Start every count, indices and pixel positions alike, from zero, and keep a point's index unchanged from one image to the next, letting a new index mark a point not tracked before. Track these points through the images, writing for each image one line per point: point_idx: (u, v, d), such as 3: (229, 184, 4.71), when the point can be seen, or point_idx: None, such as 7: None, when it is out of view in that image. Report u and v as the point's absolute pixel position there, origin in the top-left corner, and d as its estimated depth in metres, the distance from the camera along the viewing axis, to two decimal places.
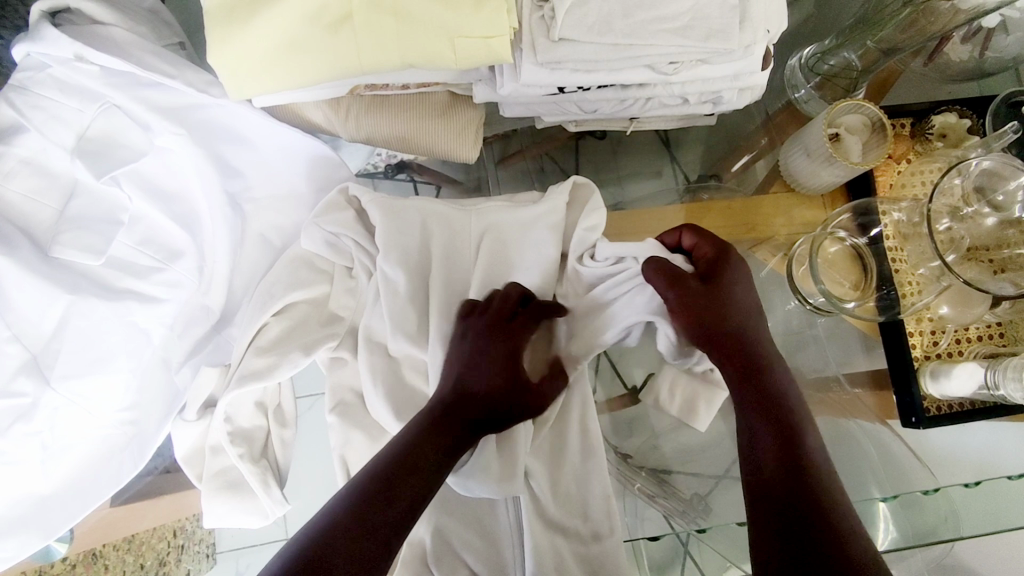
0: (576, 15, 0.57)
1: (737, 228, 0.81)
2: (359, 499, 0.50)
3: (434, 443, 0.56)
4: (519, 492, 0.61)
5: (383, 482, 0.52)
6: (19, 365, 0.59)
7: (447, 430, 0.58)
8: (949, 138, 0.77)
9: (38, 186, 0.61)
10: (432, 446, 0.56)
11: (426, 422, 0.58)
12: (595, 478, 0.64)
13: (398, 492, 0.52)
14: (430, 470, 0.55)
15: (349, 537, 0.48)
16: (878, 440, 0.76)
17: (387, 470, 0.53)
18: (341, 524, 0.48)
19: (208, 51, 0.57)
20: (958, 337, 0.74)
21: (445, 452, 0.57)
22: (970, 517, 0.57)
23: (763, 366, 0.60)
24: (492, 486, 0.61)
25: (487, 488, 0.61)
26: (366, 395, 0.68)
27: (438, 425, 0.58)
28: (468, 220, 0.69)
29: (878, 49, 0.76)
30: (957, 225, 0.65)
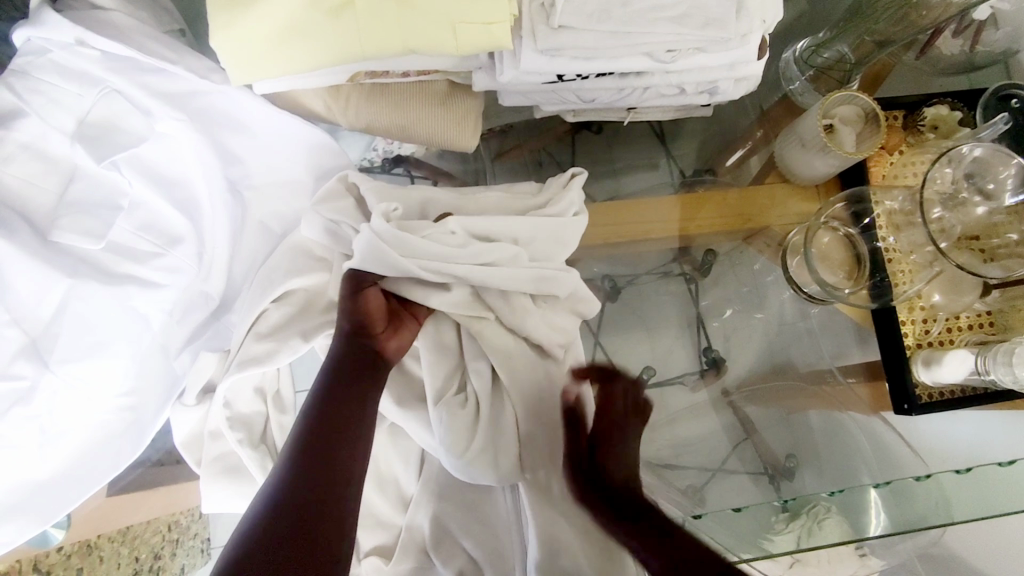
0: (575, 3, 0.58)
1: (728, 219, 0.84)
2: (288, 505, 0.55)
3: (340, 413, 0.61)
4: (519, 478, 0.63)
5: (303, 477, 0.57)
6: (18, 348, 0.59)
7: (348, 423, 0.61)
8: (940, 130, 0.78)
9: (38, 171, 0.61)
10: (336, 445, 0.60)
11: (329, 398, 0.62)
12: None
13: (326, 481, 0.57)
14: (348, 442, 0.60)
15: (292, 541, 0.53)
16: (869, 429, 0.79)
17: (304, 466, 0.58)
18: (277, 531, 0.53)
19: (211, 32, 0.56)
20: (949, 326, 0.75)
21: (358, 419, 0.62)
22: (960, 501, 0.58)
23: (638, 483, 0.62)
24: (493, 472, 0.63)
25: (487, 475, 0.63)
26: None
27: (341, 396, 0.62)
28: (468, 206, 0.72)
29: (872, 42, 0.76)
30: (948, 215, 0.66)
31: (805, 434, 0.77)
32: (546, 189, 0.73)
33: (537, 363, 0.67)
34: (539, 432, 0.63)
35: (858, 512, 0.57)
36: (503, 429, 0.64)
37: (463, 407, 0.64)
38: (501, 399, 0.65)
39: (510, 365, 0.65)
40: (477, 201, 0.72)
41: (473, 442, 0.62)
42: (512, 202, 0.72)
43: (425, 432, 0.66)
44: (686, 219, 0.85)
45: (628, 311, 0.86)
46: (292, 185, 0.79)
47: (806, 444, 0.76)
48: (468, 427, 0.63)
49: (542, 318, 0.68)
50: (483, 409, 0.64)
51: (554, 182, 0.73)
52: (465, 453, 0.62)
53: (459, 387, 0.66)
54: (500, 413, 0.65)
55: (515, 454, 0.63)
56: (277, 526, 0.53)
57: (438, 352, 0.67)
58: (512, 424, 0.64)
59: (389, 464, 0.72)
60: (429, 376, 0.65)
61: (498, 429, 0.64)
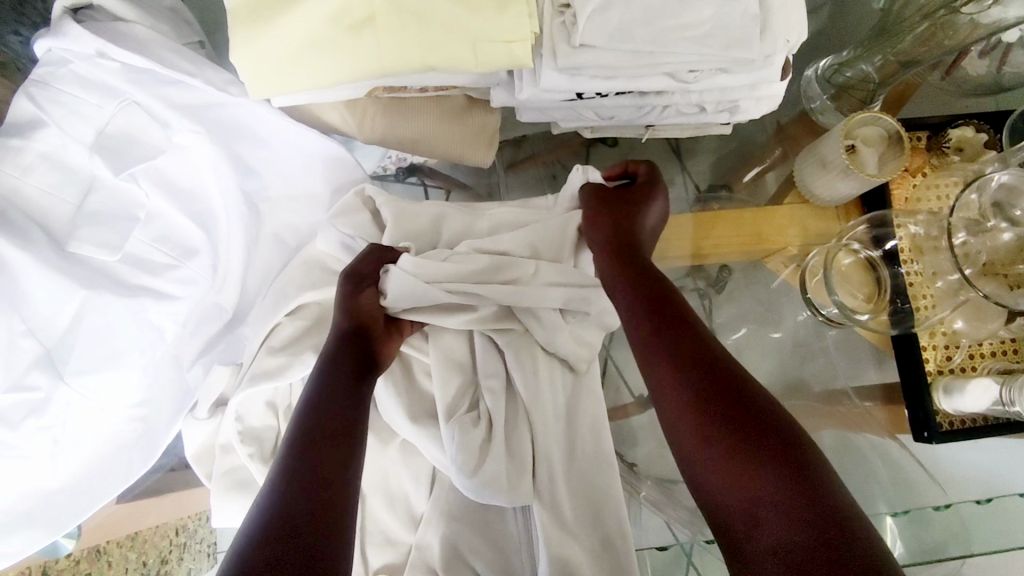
0: (599, 22, 0.57)
1: (747, 239, 0.82)
2: (296, 496, 0.47)
3: (333, 409, 0.56)
4: (532, 500, 0.62)
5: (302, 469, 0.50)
6: (32, 360, 0.58)
7: (341, 420, 0.55)
8: (965, 152, 0.76)
9: (55, 182, 0.61)
10: (332, 440, 0.53)
11: (327, 392, 0.57)
12: (616, 499, 0.62)
13: (328, 468, 0.50)
14: (347, 434, 0.54)
15: (312, 530, 0.45)
16: (886, 453, 0.76)
17: (305, 458, 0.51)
18: (289, 521, 0.45)
19: (232, 50, 0.57)
20: (971, 352, 0.73)
21: (356, 414, 0.57)
22: (982, 533, 0.56)
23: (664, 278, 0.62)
24: (505, 495, 0.61)
25: (499, 498, 0.61)
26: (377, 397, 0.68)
27: (339, 390, 0.58)
28: (478, 220, 0.72)
29: (897, 62, 0.74)
30: (973, 240, 0.64)
31: None
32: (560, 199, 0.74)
33: (555, 378, 0.67)
34: (555, 450, 0.63)
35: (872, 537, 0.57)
36: (519, 450, 0.63)
37: (476, 425, 0.63)
38: (516, 418, 0.65)
39: (526, 386, 0.64)
40: (488, 215, 0.72)
41: (485, 462, 0.61)
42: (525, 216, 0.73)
43: (435, 448, 0.64)
44: (701, 238, 0.83)
45: None
46: (305, 196, 0.79)
47: None
48: (479, 445, 0.62)
49: (569, 333, 0.67)
50: (497, 425, 0.63)
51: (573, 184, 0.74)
52: (474, 476, 0.61)
53: (470, 404, 0.65)
54: (515, 431, 0.64)
55: (530, 474, 0.63)
56: (288, 517, 0.46)
57: (450, 367, 0.66)
58: (528, 444, 0.63)
59: (399, 479, 0.71)
60: (440, 391, 0.64)
61: (512, 447, 0.63)
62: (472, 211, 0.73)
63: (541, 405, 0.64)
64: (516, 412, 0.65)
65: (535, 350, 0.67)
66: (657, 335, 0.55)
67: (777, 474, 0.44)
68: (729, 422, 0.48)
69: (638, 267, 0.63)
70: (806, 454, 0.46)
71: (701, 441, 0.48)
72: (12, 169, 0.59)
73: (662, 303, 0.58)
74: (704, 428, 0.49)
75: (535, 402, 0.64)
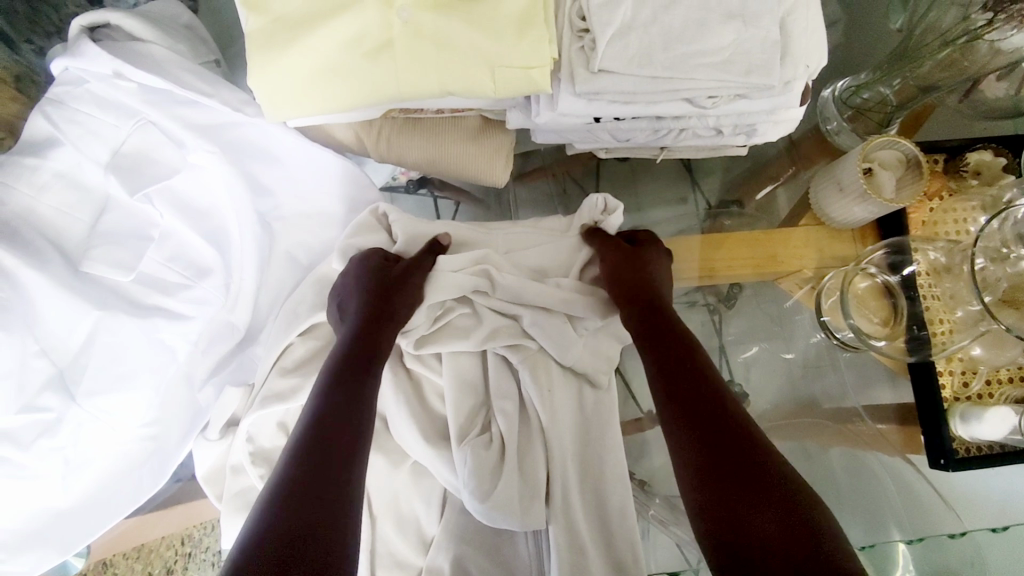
0: (617, 47, 0.57)
1: (760, 260, 0.81)
2: (300, 484, 0.49)
3: (343, 398, 0.57)
4: (543, 524, 0.61)
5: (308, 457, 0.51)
6: (45, 380, 0.58)
7: (349, 408, 0.56)
8: (983, 176, 0.75)
9: (71, 201, 0.61)
10: (338, 428, 0.54)
11: (339, 380, 0.59)
12: (631, 529, 0.61)
13: (334, 460, 0.52)
14: (355, 424, 0.55)
15: (316, 518, 0.47)
16: (896, 473, 0.75)
17: (313, 451, 0.52)
18: (296, 510, 0.47)
19: (249, 73, 0.56)
20: (990, 379, 0.72)
21: (362, 400, 0.57)
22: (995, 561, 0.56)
23: (678, 332, 0.64)
24: (515, 518, 0.61)
25: (510, 522, 0.60)
26: (389, 419, 0.66)
27: (348, 378, 0.59)
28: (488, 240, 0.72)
29: (915, 86, 0.73)
30: (993, 266, 0.64)
31: (826, 474, 0.74)
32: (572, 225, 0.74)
33: (571, 401, 0.66)
34: (570, 476, 0.62)
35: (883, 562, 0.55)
36: (533, 474, 0.62)
37: (488, 448, 0.62)
38: (530, 440, 0.64)
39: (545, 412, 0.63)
40: (502, 236, 0.72)
41: (498, 485, 0.60)
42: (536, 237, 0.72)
43: (446, 469, 0.64)
44: (706, 259, 0.82)
45: None
46: (319, 217, 0.78)
47: (827, 483, 0.73)
48: (491, 468, 0.62)
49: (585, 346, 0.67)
50: (509, 449, 0.62)
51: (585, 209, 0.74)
52: (485, 500, 0.60)
53: (483, 425, 0.64)
54: (529, 453, 0.63)
55: (542, 499, 0.62)
56: (292, 506, 0.47)
57: (462, 390, 0.64)
58: (542, 465, 0.63)
59: (406, 499, 0.70)
60: (451, 413, 0.63)
61: (524, 472, 0.62)
62: (483, 230, 0.73)
63: (558, 425, 0.63)
64: (529, 434, 0.64)
65: (551, 368, 0.66)
66: (665, 375, 0.59)
67: (765, 502, 0.48)
68: (723, 454, 0.52)
69: (653, 317, 0.65)
70: (792, 489, 0.49)
71: (700, 470, 0.52)
72: (27, 188, 0.59)
73: (672, 345, 0.62)
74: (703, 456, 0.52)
75: (550, 423, 0.63)
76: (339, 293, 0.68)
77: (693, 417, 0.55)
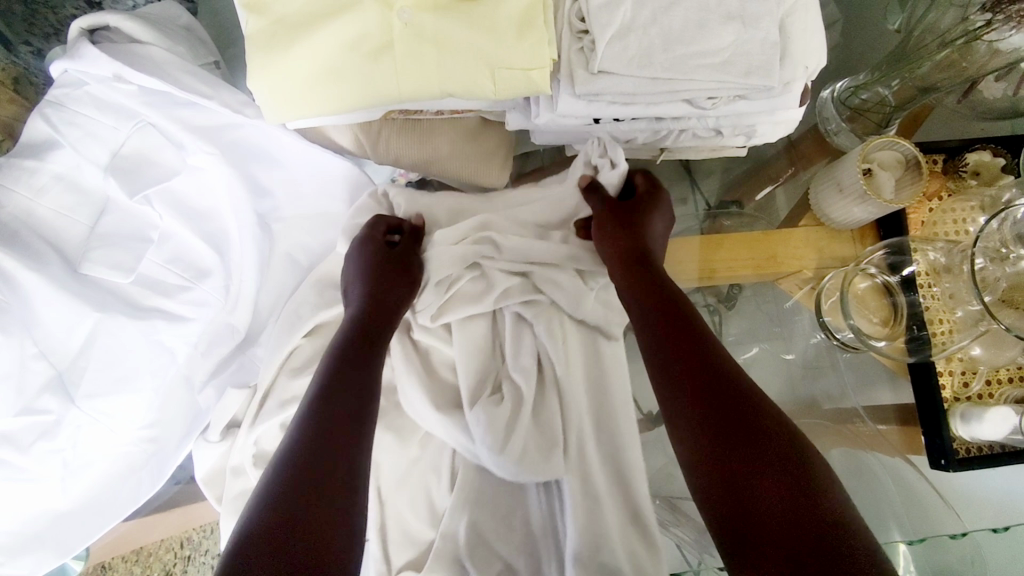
0: (617, 49, 0.57)
1: (760, 259, 0.81)
2: (300, 466, 0.48)
3: (347, 382, 0.56)
4: (563, 473, 0.61)
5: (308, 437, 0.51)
6: (45, 381, 0.58)
7: (353, 393, 0.56)
8: (983, 177, 0.75)
9: (70, 203, 0.61)
10: (341, 413, 0.53)
11: (341, 363, 0.58)
12: (641, 508, 0.61)
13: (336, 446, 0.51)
14: (359, 410, 0.54)
15: (314, 502, 0.47)
16: (896, 473, 0.75)
17: (314, 435, 0.51)
18: (296, 504, 0.46)
19: (249, 74, 0.56)
20: (989, 379, 0.72)
21: (367, 384, 0.57)
22: (994, 559, 0.56)
23: (674, 294, 0.61)
24: (534, 470, 0.61)
25: (532, 473, 0.60)
26: (400, 389, 0.66)
27: (350, 361, 0.58)
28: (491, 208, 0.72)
29: (914, 87, 0.73)
30: (993, 267, 0.64)
31: None
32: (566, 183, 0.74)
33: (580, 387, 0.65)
34: (585, 434, 0.63)
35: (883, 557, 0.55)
36: (548, 426, 0.62)
37: (501, 404, 0.62)
38: (543, 394, 0.64)
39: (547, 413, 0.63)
40: (503, 202, 0.73)
41: (514, 438, 0.60)
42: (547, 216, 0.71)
43: (460, 434, 0.63)
44: (706, 260, 0.82)
45: None
46: (319, 217, 0.78)
47: None
48: (505, 423, 0.61)
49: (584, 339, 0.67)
50: (523, 403, 0.62)
51: (584, 153, 0.69)
52: (503, 454, 0.60)
53: (493, 387, 0.64)
54: (545, 407, 0.63)
55: (560, 449, 0.61)
56: (290, 488, 0.47)
57: (474, 351, 0.64)
58: (557, 419, 0.62)
59: None
60: (463, 371, 0.63)
61: (540, 424, 0.62)
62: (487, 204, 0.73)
63: (570, 383, 0.63)
64: (545, 389, 0.64)
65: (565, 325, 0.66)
66: (662, 347, 0.56)
67: (776, 483, 0.46)
68: (728, 431, 0.50)
69: (645, 281, 0.62)
70: (801, 464, 0.47)
71: (705, 450, 0.50)
72: (25, 190, 0.59)
73: (667, 311, 0.59)
74: (706, 435, 0.50)
75: (566, 374, 0.63)
76: (347, 278, 0.69)
77: (694, 393, 0.52)
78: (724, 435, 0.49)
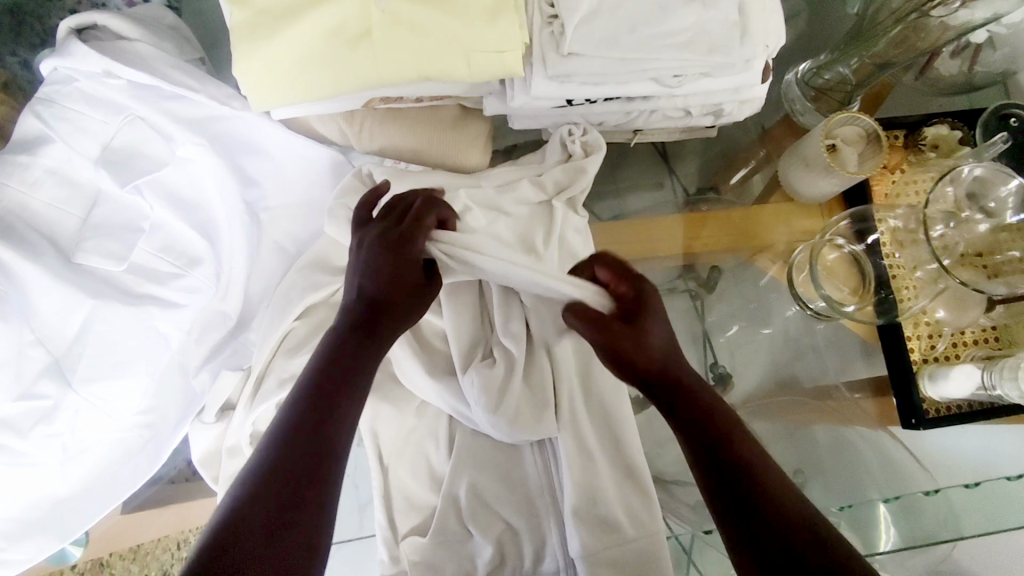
0: (585, 31, 0.60)
1: (735, 237, 0.85)
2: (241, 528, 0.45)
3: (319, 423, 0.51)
4: (555, 432, 0.65)
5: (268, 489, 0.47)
6: (42, 367, 0.61)
7: (318, 440, 0.50)
8: (941, 149, 0.79)
9: (63, 196, 0.63)
10: (298, 463, 0.49)
11: (313, 396, 0.52)
12: (634, 463, 0.66)
13: (287, 507, 0.47)
14: (321, 461, 0.50)
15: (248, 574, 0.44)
16: (878, 445, 0.81)
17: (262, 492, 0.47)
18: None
19: (235, 63, 0.59)
20: (954, 341, 0.75)
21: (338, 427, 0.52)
22: (969, 518, 0.56)
23: (708, 406, 0.51)
24: (528, 429, 0.65)
25: (528, 432, 0.65)
26: (396, 361, 0.71)
27: (324, 394, 0.52)
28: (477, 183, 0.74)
29: (872, 64, 0.77)
30: (951, 232, 0.67)
31: (812, 450, 0.80)
32: (548, 152, 0.76)
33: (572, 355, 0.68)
34: (576, 394, 0.67)
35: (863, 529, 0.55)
36: (540, 386, 0.66)
37: (493, 367, 0.67)
38: (533, 357, 0.67)
39: (539, 376, 0.67)
40: (489, 177, 0.74)
41: (506, 401, 0.65)
42: (530, 196, 0.73)
43: (456, 400, 0.69)
44: (689, 239, 0.86)
45: None
46: (306, 208, 0.79)
47: (813, 459, 0.79)
48: (500, 384, 0.66)
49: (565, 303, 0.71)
50: (516, 367, 0.66)
51: (557, 134, 0.74)
52: (495, 415, 0.65)
53: (485, 352, 0.69)
54: (536, 368, 0.67)
55: (552, 410, 0.66)
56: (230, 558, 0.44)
57: (465, 324, 0.69)
58: (549, 381, 0.66)
59: (398, 481, 0.72)
60: (456, 340, 0.69)
61: (532, 383, 0.67)
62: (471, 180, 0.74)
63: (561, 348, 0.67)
64: (535, 354, 0.67)
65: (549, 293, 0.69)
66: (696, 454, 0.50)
67: None
68: (777, 535, 0.46)
69: (675, 406, 0.51)
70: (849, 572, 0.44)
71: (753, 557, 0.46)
72: (20, 184, 0.61)
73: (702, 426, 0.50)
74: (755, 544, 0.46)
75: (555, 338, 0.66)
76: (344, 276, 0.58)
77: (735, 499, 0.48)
78: (769, 537, 0.46)
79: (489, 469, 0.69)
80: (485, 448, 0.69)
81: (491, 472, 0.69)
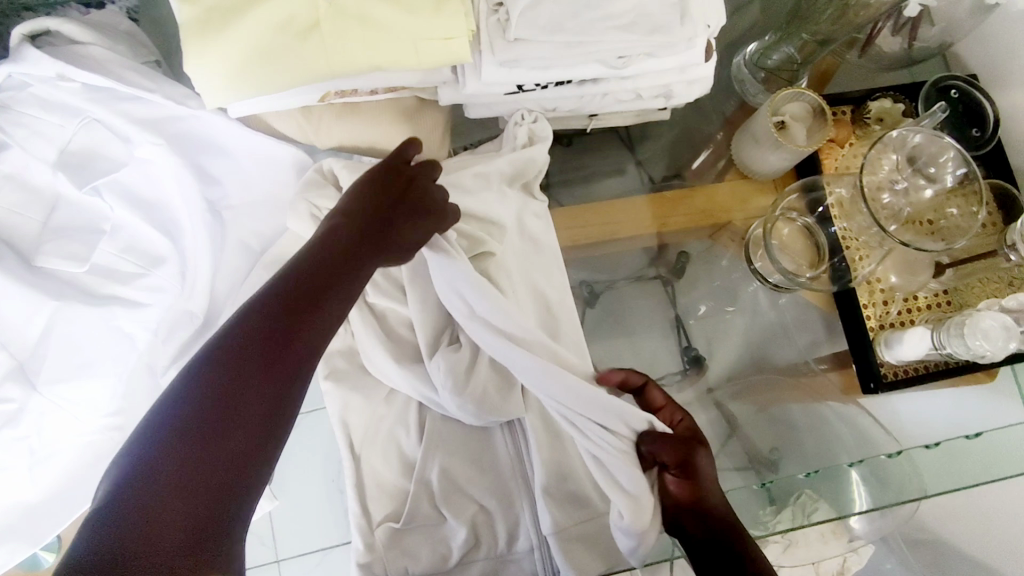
0: (528, 17, 0.61)
1: (700, 219, 0.85)
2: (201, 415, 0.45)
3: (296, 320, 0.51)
4: (523, 412, 0.66)
5: (223, 387, 0.46)
6: (4, 371, 0.62)
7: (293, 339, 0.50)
8: (886, 122, 0.81)
9: (20, 201, 0.65)
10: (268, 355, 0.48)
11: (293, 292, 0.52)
12: None
13: (250, 401, 0.46)
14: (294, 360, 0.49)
15: (199, 462, 0.43)
16: (846, 416, 0.81)
17: (227, 377, 0.46)
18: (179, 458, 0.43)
19: (186, 62, 0.60)
20: (908, 306, 0.78)
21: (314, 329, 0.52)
22: (931, 474, 0.57)
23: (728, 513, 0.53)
24: (494, 410, 0.66)
25: (495, 413, 0.66)
26: (363, 349, 0.72)
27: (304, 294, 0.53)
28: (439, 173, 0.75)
29: (814, 42, 0.82)
30: (897, 199, 0.71)
31: (787, 430, 0.80)
32: (504, 137, 0.77)
33: None
34: None
35: (835, 496, 0.55)
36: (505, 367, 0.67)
37: (458, 351, 0.67)
38: None
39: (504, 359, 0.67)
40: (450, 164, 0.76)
41: (472, 381, 0.66)
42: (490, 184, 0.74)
43: (424, 386, 0.69)
44: (658, 219, 0.86)
45: (606, 317, 0.88)
46: (270, 204, 0.80)
47: (784, 431, 0.80)
48: (466, 367, 0.66)
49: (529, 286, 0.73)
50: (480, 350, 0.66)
51: (511, 121, 0.75)
52: (462, 395, 0.66)
53: (451, 337, 0.69)
54: None
55: (519, 390, 0.67)
56: (185, 446, 0.43)
57: (428, 309, 0.69)
58: None
59: (371, 471, 0.72)
60: (421, 327, 0.69)
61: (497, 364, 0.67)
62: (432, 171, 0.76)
63: None
64: None
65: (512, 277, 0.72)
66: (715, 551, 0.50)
67: None
68: None
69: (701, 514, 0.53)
70: None
71: None
72: None
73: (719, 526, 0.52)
74: None
75: None
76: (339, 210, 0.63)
77: None
78: None
79: (461, 451, 0.70)
80: (455, 432, 0.71)
81: (463, 455, 0.70)
